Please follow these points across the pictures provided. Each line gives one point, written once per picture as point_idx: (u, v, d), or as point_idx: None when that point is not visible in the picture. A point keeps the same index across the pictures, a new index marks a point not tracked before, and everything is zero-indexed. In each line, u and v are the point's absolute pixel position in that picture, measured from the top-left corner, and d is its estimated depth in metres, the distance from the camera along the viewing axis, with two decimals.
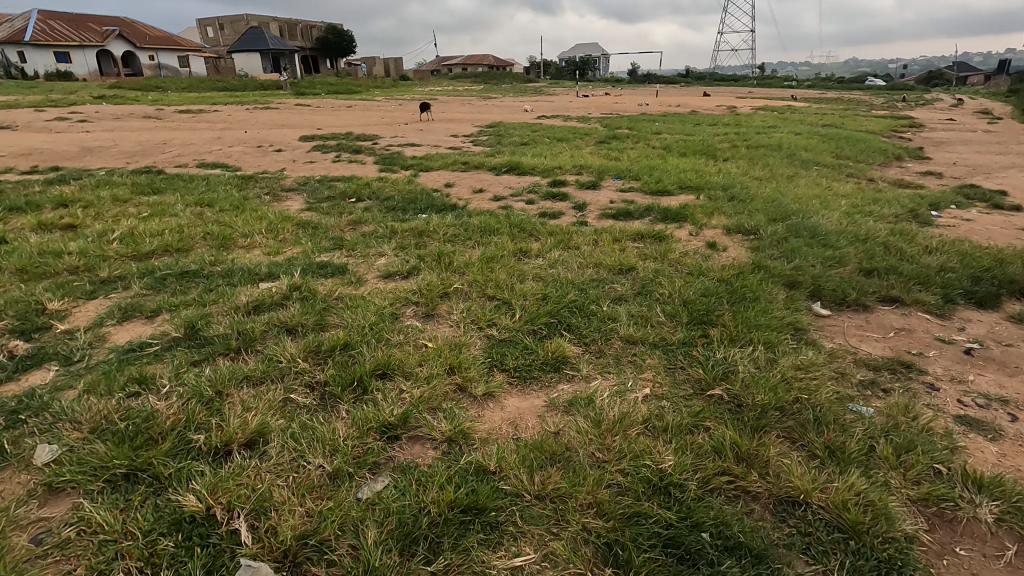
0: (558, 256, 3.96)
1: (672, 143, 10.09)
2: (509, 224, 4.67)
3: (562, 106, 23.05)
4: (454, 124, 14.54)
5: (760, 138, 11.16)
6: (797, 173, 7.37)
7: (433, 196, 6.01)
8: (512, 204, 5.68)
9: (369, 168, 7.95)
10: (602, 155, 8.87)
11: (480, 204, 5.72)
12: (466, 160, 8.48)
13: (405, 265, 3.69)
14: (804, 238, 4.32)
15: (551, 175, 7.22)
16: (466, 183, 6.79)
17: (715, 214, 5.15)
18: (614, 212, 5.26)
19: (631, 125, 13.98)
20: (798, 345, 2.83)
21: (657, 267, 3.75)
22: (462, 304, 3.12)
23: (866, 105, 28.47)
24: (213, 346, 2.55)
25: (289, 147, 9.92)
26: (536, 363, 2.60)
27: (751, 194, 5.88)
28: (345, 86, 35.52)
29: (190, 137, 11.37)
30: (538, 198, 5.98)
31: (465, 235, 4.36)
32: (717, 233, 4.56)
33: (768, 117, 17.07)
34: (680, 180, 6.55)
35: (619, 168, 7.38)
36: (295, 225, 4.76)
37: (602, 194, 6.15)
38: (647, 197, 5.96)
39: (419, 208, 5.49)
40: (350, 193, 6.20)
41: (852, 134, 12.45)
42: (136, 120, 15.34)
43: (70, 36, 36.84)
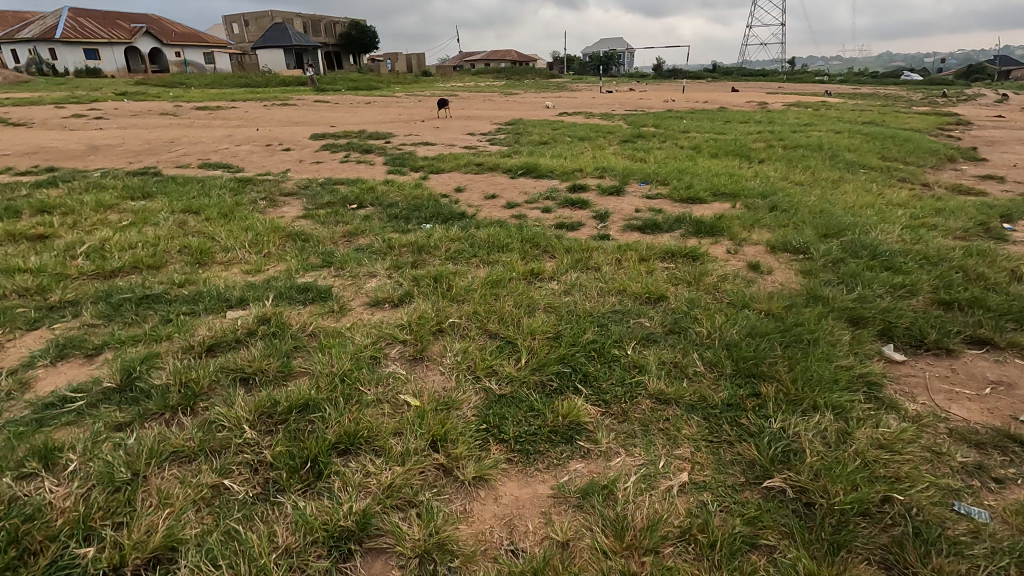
0: (574, 279, 3.42)
1: (702, 143, 9.43)
2: (520, 238, 4.14)
3: (585, 102, 22.25)
4: (472, 121, 14.06)
5: (798, 137, 10.42)
6: (843, 178, 6.68)
7: (440, 202, 5.52)
8: (525, 213, 5.16)
9: (377, 169, 7.50)
10: (626, 155, 8.28)
11: (491, 212, 5.21)
12: (481, 161, 7.96)
13: (397, 290, 3.19)
14: (863, 258, 3.70)
15: (570, 178, 6.67)
16: (478, 187, 6.28)
17: (755, 227, 4.55)
18: (639, 224, 4.70)
19: (657, 122, 13.31)
20: (873, 408, 2.25)
21: (691, 296, 3.19)
22: (457, 344, 2.61)
23: (906, 101, 27.08)
24: (146, 402, 2.09)
25: (299, 146, 9.55)
26: (542, 431, 2.07)
27: (795, 202, 5.25)
28: (367, 82, 35.27)
29: (200, 135, 11.06)
30: (555, 205, 5.44)
31: (470, 252, 3.86)
32: (760, 252, 3.96)
33: (804, 114, 16.16)
34: (714, 185, 5.94)
35: (646, 171, 6.78)
36: (285, 236, 4.31)
37: (626, 202, 5.58)
38: (677, 205, 5.38)
39: (424, 216, 5.01)
40: (352, 198, 5.74)
41: (898, 132, 11.58)
42: (151, 117, 15.15)
43: (99, 33, 37.40)
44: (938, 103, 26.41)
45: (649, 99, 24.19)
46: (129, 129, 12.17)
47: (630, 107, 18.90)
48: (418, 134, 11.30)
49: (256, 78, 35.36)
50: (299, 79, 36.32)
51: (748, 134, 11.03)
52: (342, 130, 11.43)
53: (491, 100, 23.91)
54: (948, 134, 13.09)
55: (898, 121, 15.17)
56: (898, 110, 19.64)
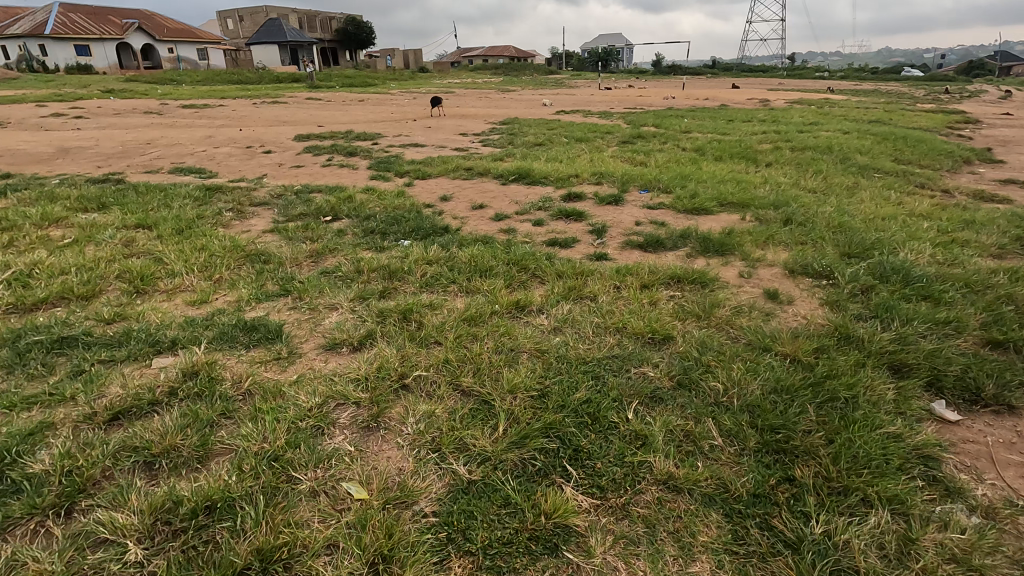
0: (566, 312, 2.97)
1: (706, 144, 8.98)
2: (507, 259, 3.69)
3: (583, 100, 21.76)
4: (467, 120, 13.58)
5: (805, 137, 9.96)
6: (858, 185, 6.22)
7: (423, 214, 5.06)
8: (515, 226, 4.70)
9: (360, 175, 7.02)
10: (626, 159, 7.83)
11: (477, 226, 4.75)
12: (471, 164, 7.51)
13: (359, 329, 2.73)
14: (895, 286, 3.25)
15: (565, 184, 6.20)
16: (466, 195, 5.82)
17: (769, 245, 4.10)
18: (639, 240, 4.24)
19: (658, 121, 12.84)
20: (936, 498, 1.79)
21: (701, 335, 2.73)
22: (421, 406, 2.15)
23: (909, 98, 26.61)
24: (12, 502, 1.63)
25: (281, 148, 9.08)
26: (518, 538, 1.61)
27: (810, 214, 4.80)
28: (362, 79, 34.67)
29: (180, 135, 10.60)
30: (548, 217, 4.98)
31: (449, 277, 3.40)
32: (777, 275, 3.51)
33: (808, 112, 15.69)
34: (720, 194, 5.48)
35: (647, 177, 6.32)
36: (243, 256, 3.85)
37: (626, 213, 5.12)
38: (681, 218, 4.92)
39: (403, 231, 4.55)
40: (328, 209, 5.27)
41: (908, 133, 11.12)
42: (134, 117, 14.63)
43: (91, 29, 36.79)
44: (942, 100, 25.91)
45: (649, 95, 23.69)
46: (107, 130, 11.67)
47: (630, 105, 18.38)
48: (408, 134, 10.83)
49: (248, 74, 34.72)
50: (292, 76, 35.69)
51: (753, 134, 10.57)
52: (329, 131, 10.93)
53: (487, 98, 23.37)
54: (959, 133, 12.64)
55: (906, 119, 14.68)
56: (903, 108, 19.25)
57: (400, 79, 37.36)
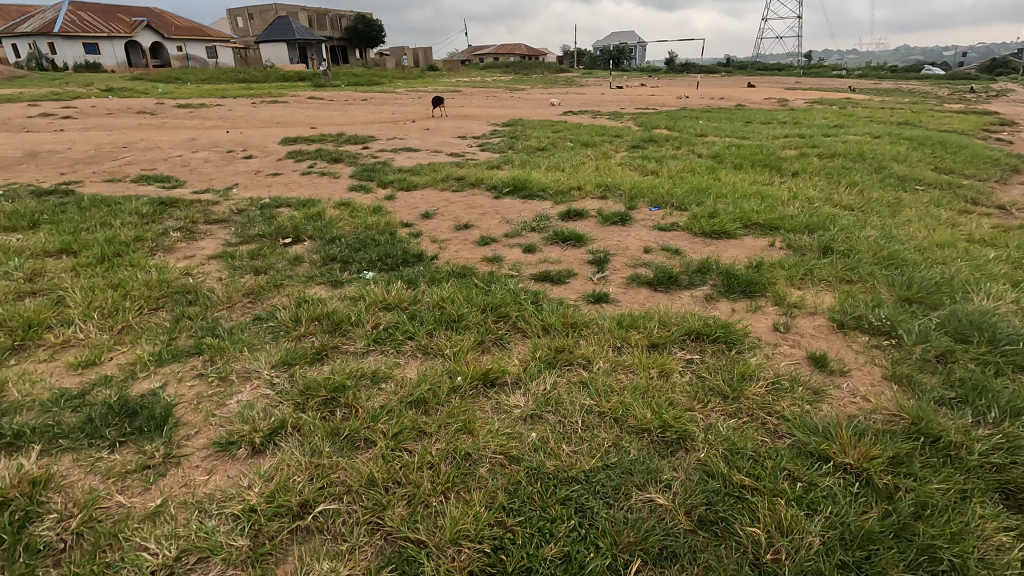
0: (549, 390, 2.26)
1: (723, 149, 8.23)
2: (483, 302, 2.99)
3: (593, 99, 21.12)
4: (469, 121, 12.92)
5: (832, 141, 9.19)
6: (899, 202, 5.46)
7: (396, 236, 4.38)
8: (501, 254, 3.99)
9: (339, 185, 6.36)
10: (636, 167, 7.12)
11: (458, 253, 4.04)
12: (465, 172, 6.84)
13: (268, 417, 2.04)
14: (981, 350, 2.51)
15: (566, 199, 5.48)
16: (451, 212, 5.13)
17: (806, 283, 3.37)
18: (647, 275, 3.52)
19: (672, 123, 12.09)
20: None
21: (729, 431, 2.02)
22: (318, 567, 1.45)
23: (934, 97, 25.63)
24: None
25: (263, 153, 8.44)
26: None
27: (852, 241, 4.04)
28: (369, 78, 34.00)
29: (162, 137, 10.01)
30: (541, 241, 4.27)
31: (406, 331, 2.71)
32: (821, 331, 2.78)
33: (831, 113, 14.79)
34: (743, 212, 4.75)
35: (659, 190, 5.57)
36: (165, 295, 3.18)
37: (633, 236, 4.40)
38: (698, 244, 4.19)
39: (369, 258, 3.87)
40: (290, 228, 4.60)
41: (943, 136, 10.30)
42: (123, 117, 14.04)
43: (100, 27, 36.63)
44: (972, 100, 24.69)
45: (662, 94, 22.90)
46: (89, 131, 11.09)
47: (643, 105, 17.59)
48: (404, 137, 10.18)
49: (255, 73, 34.21)
50: (299, 74, 35.16)
51: (774, 138, 9.82)
52: (320, 133, 10.31)
53: (495, 97, 22.59)
54: (995, 137, 11.81)
55: (937, 121, 13.75)
56: (931, 108, 18.36)
57: (409, 78, 36.71)
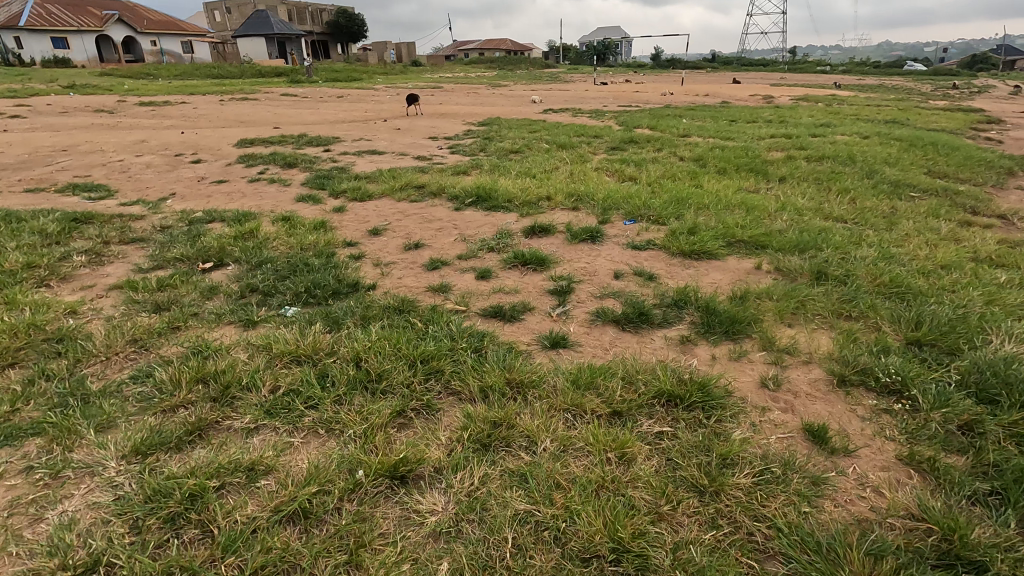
0: (476, 488, 1.76)
1: (707, 151, 7.77)
2: (413, 353, 2.47)
3: (576, 96, 20.62)
4: (444, 120, 12.36)
5: (820, 142, 8.77)
6: (895, 213, 5.03)
7: (334, 259, 3.84)
8: (450, 282, 3.47)
9: (288, 194, 5.78)
10: (613, 173, 6.64)
11: (400, 281, 3.51)
12: (428, 178, 6.30)
13: (86, 547, 1.51)
14: (1014, 415, 2.04)
15: (533, 211, 4.96)
16: (403, 228, 4.60)
17: (798, 320, 2.89)
18: (615, 310, 3.02)
19: (655, 122, 11.63)
20: None
21: (703, 555, 1.54)
22: None
23: (919, 93, 25.45)
24: None
25: (215, 156, 7.83)
26: None
27: (848, 264, 3.58)
28: (348, 74, 33.16)
29: (110, 138, 9.32)
30: (499, 263, 3.75)
31: (310, 398, 2.18)
32: (820, 389, 2.29)
33: (816, 111, 14.45)
34: (726, 228, 4.28)
35: (635, 200, 5.08)
36: (30, 345, 2.62)
37: (602, 257, 3.90)
38: (677, 268, 3.70)
39: (295, 289, 3.33)
40: (215, 249, 4.03)
41: (933, 136, 9.95)
42: (76, 117, 13.22)
43: (69, 21, 35.33)
44: (958, 96, 24.51)
45: (648, 91, 22.44)
46: (33, 132, 10.32)
47: (626, 102, 17.15)
48: (371, 138, 9.60)
49: (230, 69, 33.06)
50: (277, 70, 34.17)
51: (760, 138, 9.40)
52: (281, 134, 9.68)
53: (476, 93, 22.01)
54: (985, 135, 11.50)
55: (924, 119, 13.44)
56: (916, 106, 18.21)
57: (390, 74, 35.90)
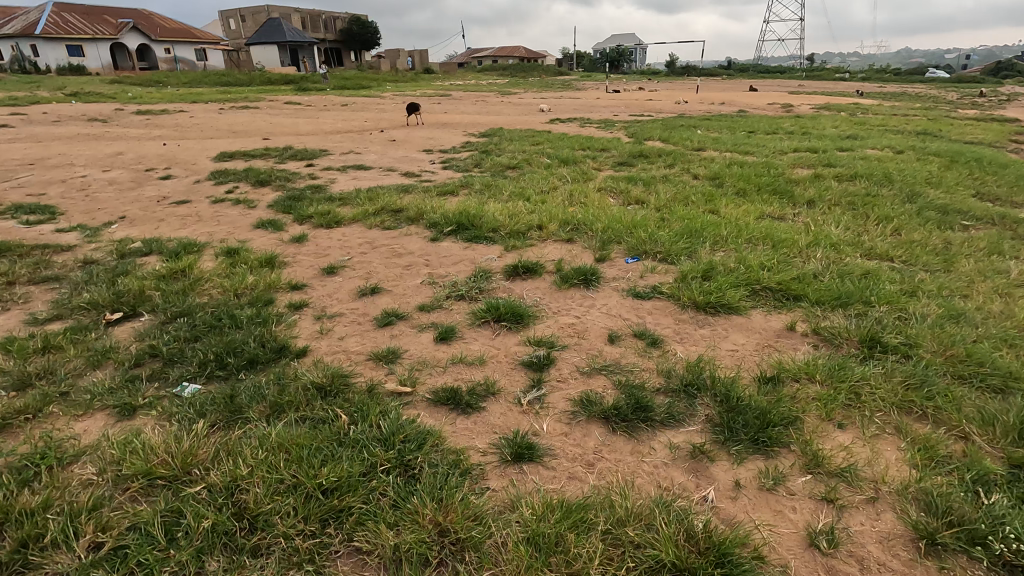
0: None
1: (724, 168, 7.03)
2: (314, 478, 1.77)
3: (586, 104, 19.94)
4: (444, 131, 11.72)
5: (850, 158, 7.99)
6: (950, 249, 4.25)
7: (270, 309, 3.17)
8: (402, 346, 2.78)
9: (249, 219, 5.13)
10: (618, 195, 5.92)
11: (341, 343, 2.81)
12: (409, 199, 5.64)
13: None
14: None
15: (520, 244, 4.25)
16: (365, 266, 3.91)
17: (851, 420, 2.15)
18: (606, 398, 2.30)
19: (667, 133, 10.89)
20: None
21: None
22: None
23: (946, 102, 24.42)
24: None
25: (187, 171, 7.23)
26: None
27: (908, 326, 2.83)
28: (357, 81, 32.81)
29: (85, 150, 8.77)
30: (467, 318, 3.04)
31: (141, 566, 1.49)
32: (897, 559, 1.56)
33: (841, 122, 13.58)
34: (749, 271, 3.53)
35: (640, 231, 4.35)
36: None
37: (596, 310, 3.18)
38: (689, 328, 2.96)
39: (205, 354, 2.65)
40: (131, 293, 3.36)
41: (974, 150, 9.10)
42: (64, 126, 12.76)
43: (84, 28, 35.34)
44: (990, 105, 23.40)
45: (661, 99, 21.74)
46: (10, 143, 9.83)
47: (638, 112, 16.42)
48: (361, 151, 8.98)
49: (240, 76, 32.80)
50: (287, 78, 33.85)
51: (783, 152, 8.62)
52: (266, 147, 9.09)
53: (483, 101, 21.43)
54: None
55: (958, 130, 12.54)
56: (945, 116, 17.30)
57: (400, 82, 35.53)
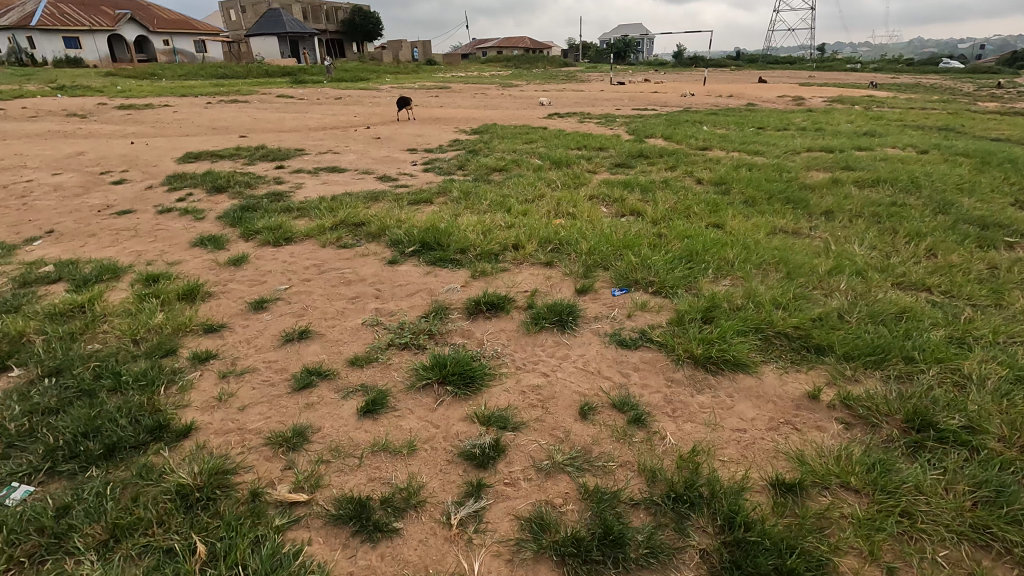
0: None
1: (732, 172, 6.37)
2: None
3: (588, 97, 19.19)
4: (434, 127, 11.08)
5: (870, 158, 7.29)
6: (997, 276, 3.60)
7: (166, 363, 2.57)
8: (314, 422, 2.17)
9: (189, 234, 4.53)
10: (612, 204, 5.29)
11: (238, 418, 2.21)
12: (375, 209, 5.02)
13: None
14: None
15: (490, 269, 3.63)
16: (303, 298, 3.31)
17: (906, 563, 1.53)
18: (565, 520, 1.69)
19: (671, 129, 10.20)
20: None
21: None
22: None
23: (963, 94, 23.48)
24: None
25: (143, 175, 6.64)
26: None
27: (967, 398, 2.19)
28: (355, 73, 32.05)
29: (45, 150, 8.19)
30: (406, 379, 2.43)
31: None
32: None
33: (856, 117, 12.80)
34: (759, 311, 2.90)
35: (632, 253, 3.72)
36: None
37: (568, 366, 2.57)
38: (683, 396, 2.33)
39: (55, 436, 2.05)
40: (7, 339, 2.77)
41: (1005, 149, 8.35)
42: (39, 123, 12.17)
43: (80, 20, 34.72)
44: (1009, 97, 22.48)
45: (667, 92, 20.92)
46: None
47: (641, 106, 15.69)
48: (340, 151, 8.36)
49: (237, 69, 32.17)
50: (285, 70, 33.13)
51: (796, 152, 7.93)
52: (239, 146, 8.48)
53: (482, 94, 20.70)
54: None
55: (983, 126, 11.74)
56: (966, 109, 16.40)
57: (400, 74, 34.81)
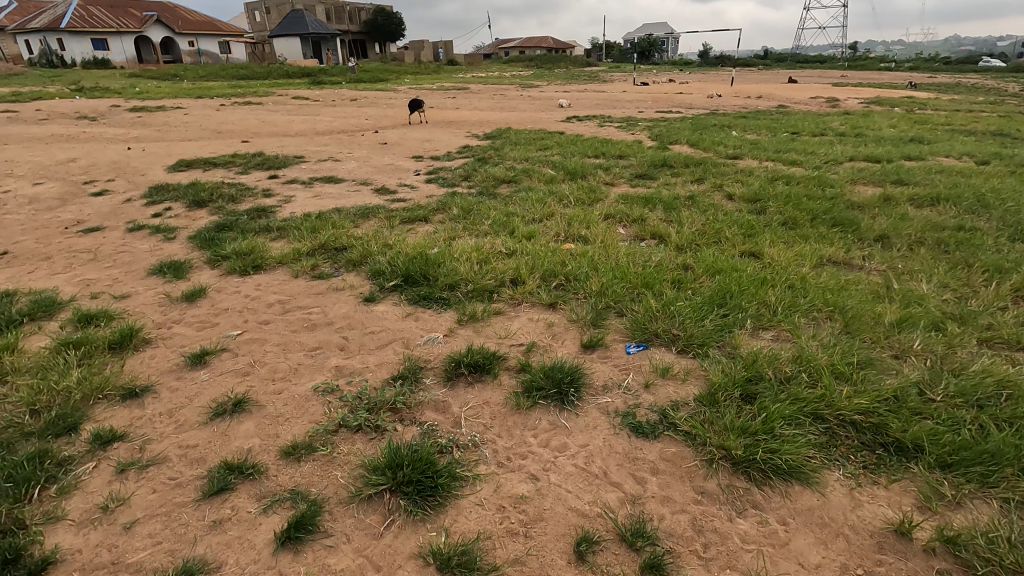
0: None
1: (768, 186, 5.67)
2: None
3: (610, 98, 18.42)
4: (445, 131, 10.53)
5: (924, 170, 6.51)
6: None
7: (54, 447, 2.03)
8: (213, 557, 1.60)
9: (151, 258, 4.03)
10: (630, 224, 4.66)
11: (117, 545, 1.65)
12: (361, 230, 4.47)
13: None
14: None
15: (481, 312, 3.04)
16: (254, 349, 2.76)
17: None
18: None
19: (698, 134, 9.48)
20: None
21: None
22: None
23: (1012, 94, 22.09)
24: None
25: (127, 185, 6.20)
26: None
27: None
28: (375, 74, 31.75)
29: (38, 157, 7.84)
30: (350, 484, 1.85)
31: None
32: None
33: (900, 120, 11.90)
34: (818, 385, 2.25)
35: (653, 295, 3.10)
36: None
37: (565, 464, 1.96)
38: (719, 522, 1.72)
39: None
40: None
41: None
42: (46, 125, 11.93)
43: (108, 21, 35.08)
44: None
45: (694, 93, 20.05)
46: None
47: (666, 108, 14.92)
48: (341, 158, 7.86)
49: (259, 70, 32.16)
50: (306, 70, 33.01)
51: (839, 161, 7.18)
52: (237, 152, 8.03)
53: (501, 95, 20.10)
54: None
55: None
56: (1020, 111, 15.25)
57: (420, 74, 34.52)
